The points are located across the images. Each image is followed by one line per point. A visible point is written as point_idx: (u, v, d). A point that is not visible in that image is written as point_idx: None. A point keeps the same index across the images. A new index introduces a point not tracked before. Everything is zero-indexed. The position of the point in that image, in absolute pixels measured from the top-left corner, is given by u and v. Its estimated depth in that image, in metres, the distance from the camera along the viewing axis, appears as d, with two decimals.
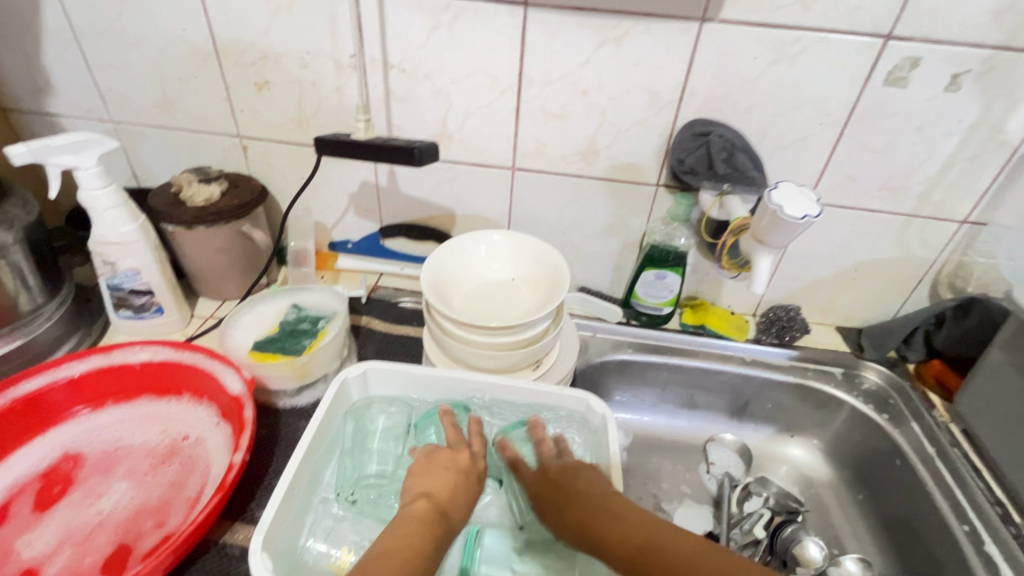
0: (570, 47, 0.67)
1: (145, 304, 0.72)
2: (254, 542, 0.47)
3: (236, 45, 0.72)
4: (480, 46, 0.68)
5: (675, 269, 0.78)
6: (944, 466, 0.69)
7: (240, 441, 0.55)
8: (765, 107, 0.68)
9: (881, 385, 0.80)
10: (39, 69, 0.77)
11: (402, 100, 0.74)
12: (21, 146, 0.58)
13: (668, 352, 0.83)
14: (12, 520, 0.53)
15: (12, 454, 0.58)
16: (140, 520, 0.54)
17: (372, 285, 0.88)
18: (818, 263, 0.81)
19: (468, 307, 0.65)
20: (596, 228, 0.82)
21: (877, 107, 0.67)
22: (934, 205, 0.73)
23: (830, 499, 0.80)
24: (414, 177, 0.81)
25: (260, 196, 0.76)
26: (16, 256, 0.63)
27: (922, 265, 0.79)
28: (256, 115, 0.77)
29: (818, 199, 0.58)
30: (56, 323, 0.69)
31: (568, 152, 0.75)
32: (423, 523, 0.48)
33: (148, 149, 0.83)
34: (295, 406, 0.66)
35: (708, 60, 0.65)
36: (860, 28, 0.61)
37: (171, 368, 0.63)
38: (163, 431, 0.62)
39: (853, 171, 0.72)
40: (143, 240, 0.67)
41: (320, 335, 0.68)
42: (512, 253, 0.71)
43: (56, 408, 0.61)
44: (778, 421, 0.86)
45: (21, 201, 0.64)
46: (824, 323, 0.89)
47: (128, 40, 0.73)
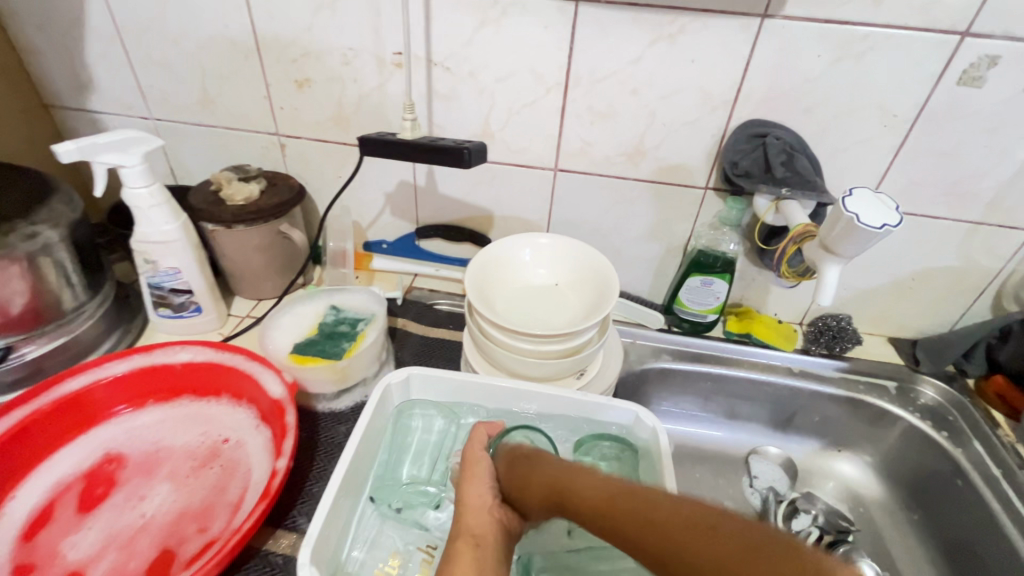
0: (620, 44, 0.64)
1: (184, 303, 0.72)
2: (302, 554, 0.45)
3: (279, 42, 0.71)
4: (527, 43, 0.66)
5: (722, 276, 0.75)
6: (1011, 489, 0.65)
7: (284, 446, 0.54)
8: (826, 108, 0.65)
9: (938, 401, 0.76)
10: (82, 66, 0.77)
11: (444, 99, 0.72)
12: (70, 143, 0.57)
13: (711, 361, 0.81)
14: (58, 520, 0.53)
15: (57, 452, 0.58)
16: (182, 523, 0.53)
17: (407, 285, 0.87)
18: (873, 270, 0.77)
19: (511, 312, 0.64)
20: (639, 232, 0.80)
21: (947, 109, 0.63)
22: (1003, 213, 0.69)
23: (881, 518, 0.76)
24: (452, 177, 0.79)
25: (298, 195, 0.75)
26: (61, 254, 0.62)
27: (986, 275, 0.75)
28: (296, 113, 0.76)
29: (896, 207, 0.55)
30: (97, 321, 0.69)
31: (613, 153, 0.73)
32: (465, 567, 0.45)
33: (186, 147, 0.83)
34: (333, 410, 0.65)
35: (767, 59, 0.63)
36: (935, 24, 0.58)
37: (214, 370, 0.63)
38: (204, 432, 0.61)
39: (917, 174, 0.68)
40: (184, 239, 0.66)
41: (359, 338, 0.67)
42: (557, 257, 0.68)
43: (99, 407, 0.61)
44: (826, 435, 0.83)
45: (65, 199, 0.64)
46: (875, 334, 0.85)
47: (170, 37, 0.72)
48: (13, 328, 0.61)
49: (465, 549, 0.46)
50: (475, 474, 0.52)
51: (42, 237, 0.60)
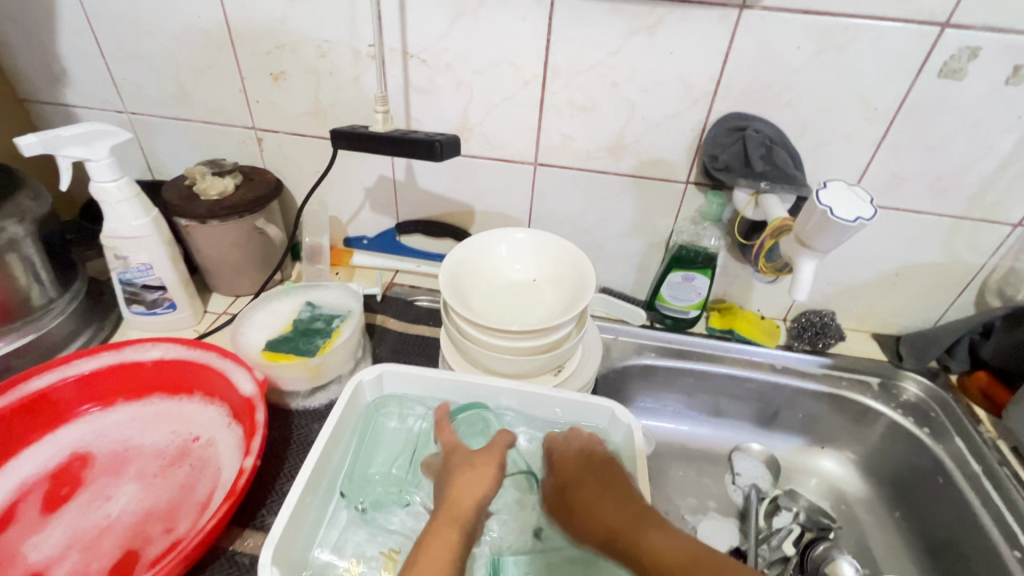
0: (599, 36, 0.63)
1: (158, 299, 0.70)
2: (264, 554, 0.45)
3: (253, 34, 0.69)
4: (504, 34, 0.65)
5: (704, 271, 0.75)
6: (991, 486, 0.64)
7: (252, 445, 0.53)
8: (807, 101, 0.64)
9: (922, 397, 0.75)
10: (54, 60, 0.75)
11: (422, 92, 0.71)
12: (33, 135, 0.56)
13: (694, 357, 0.80)
14: (21, 520, 0.52)
15: (22, 451, 0.57)
16: (148, 523, 0.52)
17: (387, 282, 0.86)
18: (856, 266, 0.77)
19: (488, 308, 0.63)
20: (622, 228, 0.79)
21: (929, 102, 0.62)
22: (986, 207, 0.69)
23: (864, 516, 0.76)
24: (432, 171, 0.78)
25: (274, 190, 0.74)
26: (28, 250, 0.61)
27: (969, 270, 0.74)
28: (272, 106, 0.75)
29: (871, 199, 0.54)
30: (68, 318, 0.68)
31: (593, 147, 0.72)
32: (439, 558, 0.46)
33: (162, 142, 0.81)
34: (308, 408, 0.64)
35: (747, 51, 0.62)
36: (915, 15, 0.57)
37: (184, 367, 0.62)
38: (174, 430, 0.60)
39: (900, 168, 0.67)
40: (155, 234, 0.65)
41: (334, 335, 0.66)
42: (534, 252, 0.68)
43: (67, 406, 0.60)
44: (809, 432, 0.82)
45: (33, 193, 0.63)
46: (860, 330, 0.84)
47: (144, 29, 0.71)
48: None
49: (448, 530, 0.48)
50: (484, 469, 0.54)
51: (8, 232, 0.58)
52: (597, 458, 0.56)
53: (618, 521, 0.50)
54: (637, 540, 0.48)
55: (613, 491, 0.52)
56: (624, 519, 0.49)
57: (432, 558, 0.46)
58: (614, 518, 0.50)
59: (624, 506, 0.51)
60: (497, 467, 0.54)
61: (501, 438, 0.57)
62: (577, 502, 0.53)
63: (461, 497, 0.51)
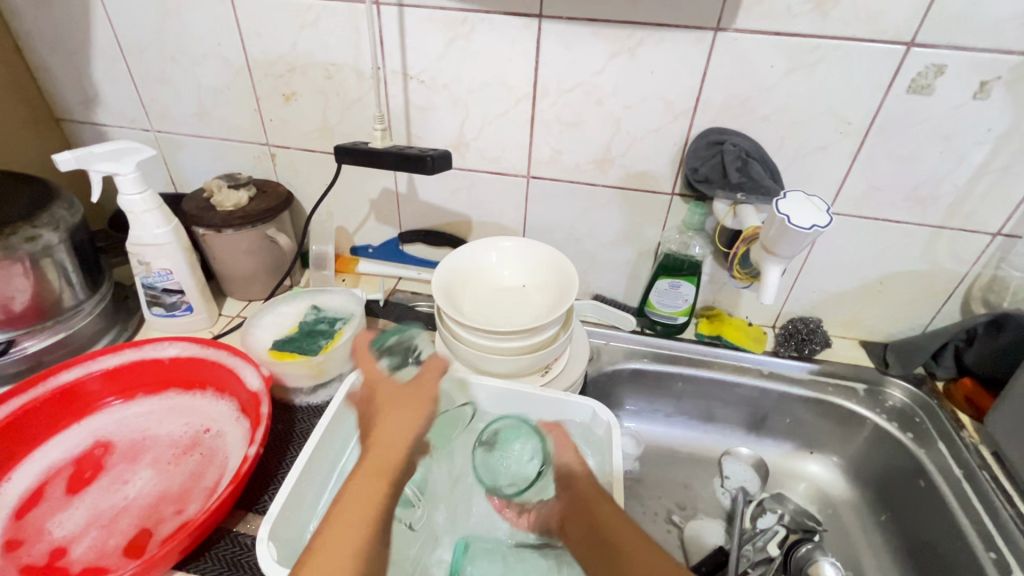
0: (584, 57, 0.68)
1: (176, 302, 0.76)
2: (261, 531, 0.49)
3: (267, 59, 0.75)
4: (495, 57, 0.70)
5: (690, 278, 0.78)
6: (971, 489, 0.66)
7: (256, 434, 0.58)
8: (784, 115, 0.67)
9: (906, 403, 0.77)
10: (89, 83, 0.83)
11: (421, 110, 0.76)
12: (68, 153, 0.62)
13: (683, 362, 0.83)
14: (47, 500, 0.57)
15: (51, 437, 0.62)
16: (161, 505, 0.57)
17: (390, 288, 0.90)
18: (840, 274, 0.79)
19: (478, 311, 0.67)
20: (611, 237, 0.82)
21: (900, 116, 0.65)
22: (964, 216, 0.70)
23: (850, 520, 0.77)
24: (431, 184, 0.83)
25: (285, 202, 0.80)
26: (62, 255, 0.67)
27: (952, 278, 0.76)
28: (284, 124, 0.81)
29: (829, 209, 0.57)
30: (95, 319, 0.73)
31: (582, 161, 0.76)
32: (374, 486, 0.47)
33: (184, 157, 0.88)
34: (310, 404, 0.69)
35: (723, 70, 0.65)
36: (881, 34, 0.60)
37: (199, 363, 0.68)
38: (187, 422, 0.65)
39: (876, 180, 0.70)
40: (175, 242, 0.71)
41: (336, 336, 0.70)
42: (523, 259, 0.72)
43: (92, 397, 0.66)
44: (797, 437, 0.84)
45: (67, 204, 0.69)
46: (848, 337, 0.86)
47: (169, 56, 0.78)
48: (15, 324, 0.66)
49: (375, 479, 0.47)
50: (405, 409, 0.53)
51: (43, 239, 0.64)
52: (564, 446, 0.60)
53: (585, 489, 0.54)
54: (596, 507, 0.52)
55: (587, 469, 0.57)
56: (591, 488, 0.54)
57: (363, 491, 0.46)
58: (587, 485, 0.54)
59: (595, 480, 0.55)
60: (427, 408, 0.54)
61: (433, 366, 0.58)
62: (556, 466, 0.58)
63: (388, 440, 0.50)
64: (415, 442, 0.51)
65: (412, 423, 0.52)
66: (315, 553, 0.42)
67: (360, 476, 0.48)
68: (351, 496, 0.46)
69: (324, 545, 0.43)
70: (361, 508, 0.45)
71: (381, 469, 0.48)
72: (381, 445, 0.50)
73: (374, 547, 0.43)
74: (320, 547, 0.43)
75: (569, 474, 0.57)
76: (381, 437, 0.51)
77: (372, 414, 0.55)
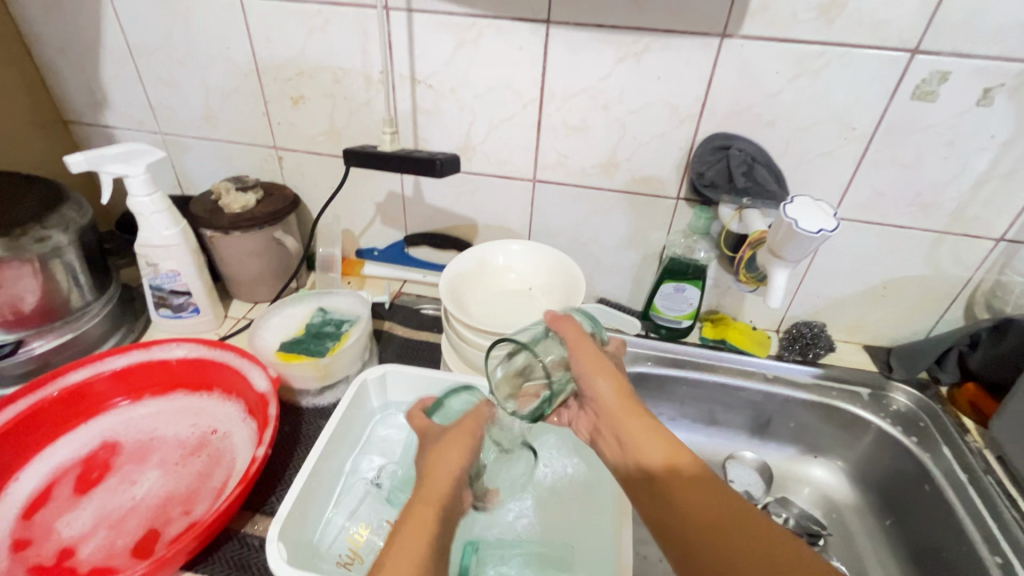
0: (590, 63, 0.68)
1: (183, 303, 0.76)
2: (271, 531, 0.49)
3: (276, 63, 0.76)
4: (503, 62, 0.70)
5: (694, 282, 0.78)
6: (975, 492, 0.66)
7: (264, 436, 0.58)
8: (788, 121, 0.68)
9: (911, 407, 0.77)
10: (98, 86, 0.83)
11: (428, 114, 0.77)
12: (79, 154, 0.63)
13: (687, 366, 0.83)
14: (55, 500, 0.57)
15: (58, 438, 0.63)
16: (168, 506, 0.57)
17: (395, 290, 0.91)
18: (844, 279, 0.80)
19: (484, 313, 0.67)
20: (616, 241, 0.83)
21: (904, 122, 0.65)
22: (967, 222, 0.71)
23: (854, 524, 0.77)
24: (438, 187, 0.83)
25: (292, 205, 0.80)
26: (70, 256, 0.68)
27: (956, 283, 0.76)
28: (291, 127, 0.82)
29: (835, 213, 0.57)
30: (102, 319, 0.74)
31: (587, 165, 0.77)
32: (422, 526, 0.42)
33: (191, 159, 0.88)
34: (317, 406, 0.69)
35: (728, 76, 0.66)
36: (885, 42, 0.61)
37: (206, 365, 0.68)
38: (194, 424, 0.65)
39: (880, 185, 0.70)
40: (183, 243, 0.71)
41: (343, 338, 0.71)
42: (529, 262, 0.72)
43: (99, 398, 0.66)
44: (801, 440, 0.84)
45: (77, 205, 0.70)
46: (851, 341, 0.86)
47: (178, 59, 0.78)
48: (23, 324, 0.66)
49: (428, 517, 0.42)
50: (456, 443, 0.48)
51: (53, 240, 0.65)
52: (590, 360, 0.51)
53: (644, 432, 0.47)
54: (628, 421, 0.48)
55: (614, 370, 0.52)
56: (621, 402, 0.49)
57: (412, 529, 0.42)
58: (614, 395, 0.50)
59: (625, 386, 0.50)
60: (475, 438, 0.49)
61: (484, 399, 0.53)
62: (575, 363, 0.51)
63: (436, 477, 0.45)
64: (464, 478, 0.46)
65: (460, 455, 0.47)
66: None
67: (408, 517, 0.43)
68: (407, 528, 0.42)
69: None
70: (408, 551, 0.40)
71: (428, 510, 0.43)
72: (426, 482, 0.45)
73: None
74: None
75: (590, 373, 0.50)
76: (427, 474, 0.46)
77: (420, 448, 0.50)
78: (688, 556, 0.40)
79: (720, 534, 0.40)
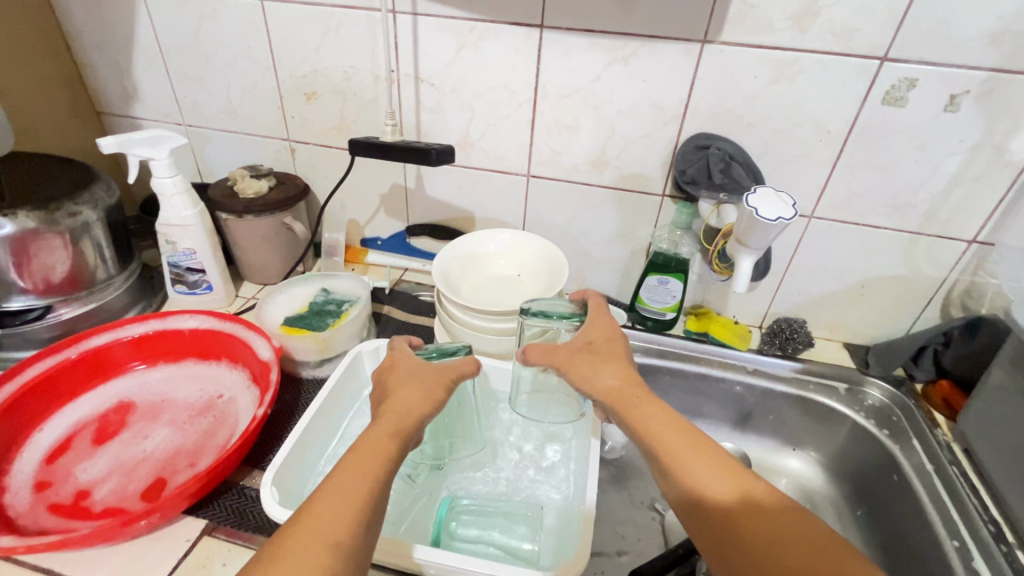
0: (581, 65, 0.73)
1: (198, 281, 0.82)
2: (264, 476, 0.53)
3: (292, 61, 0.82)
4: (500, 63, 0.76)
5: (677, 275, 0.81)
6: (939, 481, 0.68)
7: (265, 398, 0.63)
8: (767, 123, 0.72)
9: (885, 402, 0.80)
10: (129, 80, 0.90)
11: (431, 111, 0.82)
12: (110, 138, 0.69)
13: (671, 357, 0.86)
14: (75, 449, 0.62)
15: (79, 396, 0.68)
16: (176, 459, 0.62)
17: (396, 278, 0.96)
18: (823, 277, 0.83)
19: (475, 295, 0.72)
20: (606, 235, 0.87)
21: (877, 126, 0.69)
22: (940, 223, 0.74)
23: (828, 513, 0.80)
24: (439, 180, 0.89)
25: (302, 192, 0.86)
26: (98, 232, 0.74)
27: (932, 284, 0.79)
28: (304, 121, 0.88)
29: (794, 204, 0.63)
30: (123, 293, 0.80)
31: (578, 161, 0.81)
32: (380, 450, 0.46)
33: (212, 149, 0.95)
34: (316, 377, 0.74)
35: (709, 79, 0.70)
36: (857, 50, 0.65)
37: (215, 335, 0.73)
38: (203, 388, 0.70)
39: (856, 186, 0.74)
40: (200, 224, 0.77)
41: (343, 316, 0.76)
42: (518, 250, 0.77)
43: (118, 362, 0.72)
44: (781, 433, 0.87)
45: (106, 186, 0.76)
46: (831, 339, 0.90)
47: (204, 56, 0.85)
48: (53, 292, 0.72)
49: (387, 442, 0.47)
50: (425, 389, 0.53)
51: (83, 216, 0.71)
52: (592, 357, 0.56)
53: (663, 426, 0.49)
54: (633, 410, 0.51)
55: (611, 362, 0.56)
56: (631, 391, 0.53)
57: (368, 450, 0.45)
58: (622, 385, 0.54)
59: (626, 376, 0.54)
60: (441, 391, 0.54)
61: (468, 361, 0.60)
62: (570, 367, 0.57)
63: (398, 411, 0.50)
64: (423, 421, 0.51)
65: (425, 398, 0.52)
66: (314, 507, 0.40)
67: (364, 439, 0.47)
68: (368, 447, 0.46)
69: (327, 495, 0.41)
70: (366, 464, 0.44)
71: (388, 436, 0.47)
72: (390, 414, 0.50)
73: (372, 500, 0.42)
74: (322, 500, 0.41)
75: (588, 376, 0.55)
76: (391, 407, 0.50)
77: (384, 385, 0.55)
78: (711, 534, 0.43)
79: (737, 509, 0.43)
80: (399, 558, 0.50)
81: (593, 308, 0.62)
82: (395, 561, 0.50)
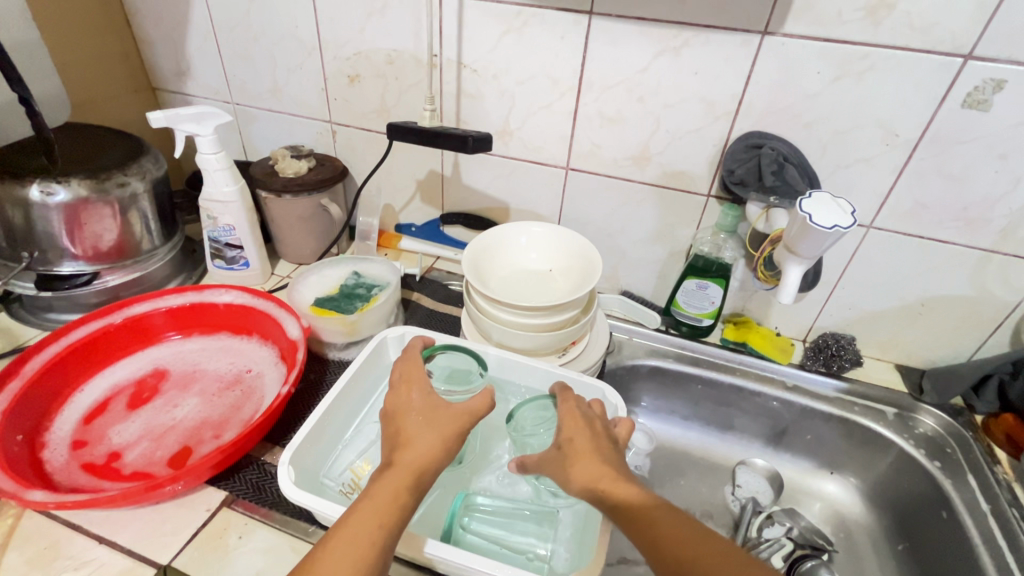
0: (629, 54, 0.70)
1: (235, 256, 0.84)
2: (283, 455, 0.54)
3: (336, 42, 0.82)
4: (544, 50, 0.73)
5: (718, 280, 0.78)
6: (995, 523, 0.62)
7: (290, 375, 0.64)
8: (826, 124, 0.67)
9: (938, 431, 0.74)
10: (182, 57, 0.92)
11: (471, 98, 0.81)
12: (159, 112, 0.71)
13: (705, 366, 0.82)
14: (111, 412, 0.65)
15: (118, 361, 0.71)
16: (202, 429, 0.63)
17: (428, 266, 0.96)
18: (878, 293, 0.77)
19: (503, 288, 0.71)
20: (643, 234, 0.84)
21: (952, 131, 0.63)
22: (1017, 242, 0.67)
23: (864, 544, 0.75)
24: (476, 168, 0.87)
25: (340, 174, 0.86)
26: (144, 204, 0.76)
27: (1003, 308, 0.72)
28: (346, 104, 0.88)
29: (854, 212, 0.59)
30: (165, 264, 0.82)
31: (619, 156, 0.78)
32: (388, 499, 0.44)
33: (256, 127, 0.96)
34: (342, 359, 0.75)
35: (767, 72, 0.66)
36: (937, 46, 0.59)
37: (248, 311, 0.75)
38: (232, 362, 0.72)
39: (923, 196, 0.68)
40: (240, 201, 0.78)
41: (372, 300, 0.75)
42: (551, 244, 0.75)
43: (155, 330, 0.74)
44: (817, 454, 0.82)
45: (154, 159, 0.78)
46: (882, 360, 0.83)
47: (253, 35, 0.86)
48: (101, 259, 0.75)
49: (401, 489, 0.45)
50: (447, 428, 0.50)
51: (131, 187, 0.73)
52: (565, 456, 0.50)
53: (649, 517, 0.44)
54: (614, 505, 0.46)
55: (579, 455, 0.50)
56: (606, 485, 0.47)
57: (377, 501, 0.44)
58: (594, 481, 0.47)
59: (599, 471, 0.48)
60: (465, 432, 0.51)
61: (482, 397, 0.53)
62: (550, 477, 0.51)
63: (416, 459, 0.47)
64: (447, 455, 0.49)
65: (443, 446, 0.49)
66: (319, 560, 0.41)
67: (376, 491, 0.45)
68: (372, 502, 0.44)
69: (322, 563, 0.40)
70: (368, 523, 0.43)
71: (406, 488, 0.46)
72: (406, 462, 0.47)
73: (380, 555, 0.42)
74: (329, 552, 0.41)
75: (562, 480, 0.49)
76: (408, 455, 0.47)
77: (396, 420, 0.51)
78: None
79: None
80: (410, 550, 0.50)
81: (560, 394, 0.58)
82: (408, 553, 0.50)
